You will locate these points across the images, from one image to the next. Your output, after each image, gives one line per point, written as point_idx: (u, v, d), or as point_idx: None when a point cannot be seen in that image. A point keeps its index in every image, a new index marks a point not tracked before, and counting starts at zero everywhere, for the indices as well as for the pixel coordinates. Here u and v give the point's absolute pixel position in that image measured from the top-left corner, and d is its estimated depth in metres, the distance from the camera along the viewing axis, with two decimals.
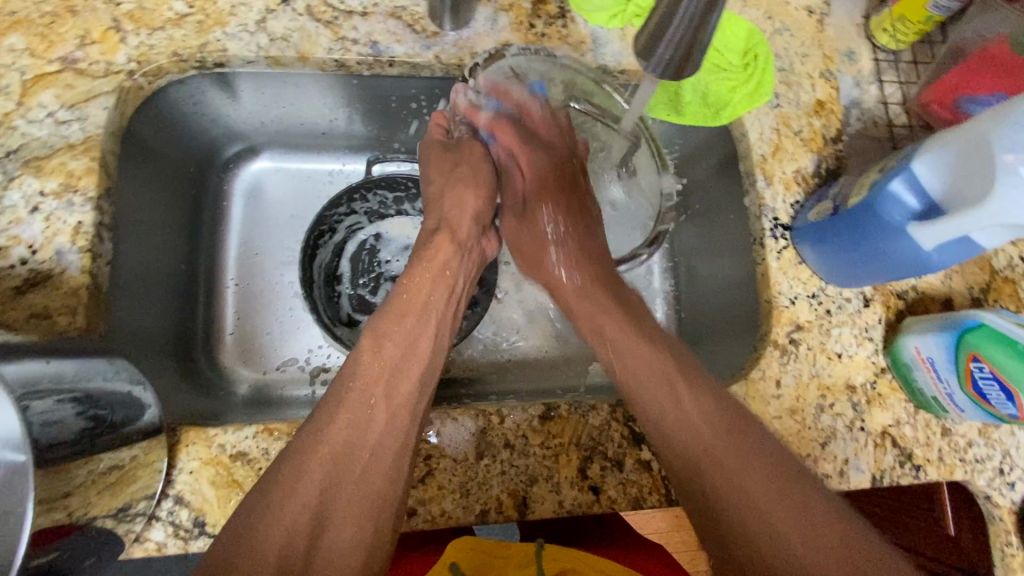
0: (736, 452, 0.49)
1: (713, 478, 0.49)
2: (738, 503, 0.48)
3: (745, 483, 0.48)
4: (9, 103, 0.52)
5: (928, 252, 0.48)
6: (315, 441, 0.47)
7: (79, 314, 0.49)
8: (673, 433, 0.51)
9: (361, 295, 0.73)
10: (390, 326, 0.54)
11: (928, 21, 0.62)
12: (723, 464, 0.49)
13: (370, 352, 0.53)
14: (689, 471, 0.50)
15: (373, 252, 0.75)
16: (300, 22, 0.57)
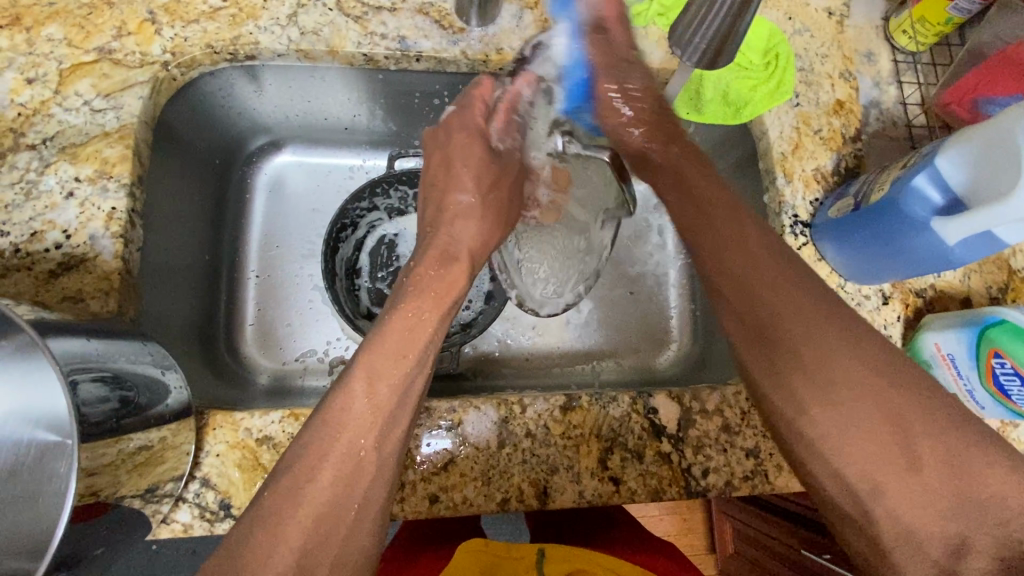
0: (813, 323, 0.46)
1: (792, 348, 0.46)
2: (835, 379, 0.44)
3: (846, 369, 0.44)
4: (47, 91, 0.53)
5: (952, 248, 0.48)
6: None
7: (111, 299, 0.50)
8: (755, 316, 0.48)
9: (379, 289, 0.74)
10: None
11: (947, 23, 0.62)
12: (808, 349, 0.45)
13: None
14: (764, 327, 0.47)
15: (391, 246, 0.76)
16: (330, 17, 0.59)
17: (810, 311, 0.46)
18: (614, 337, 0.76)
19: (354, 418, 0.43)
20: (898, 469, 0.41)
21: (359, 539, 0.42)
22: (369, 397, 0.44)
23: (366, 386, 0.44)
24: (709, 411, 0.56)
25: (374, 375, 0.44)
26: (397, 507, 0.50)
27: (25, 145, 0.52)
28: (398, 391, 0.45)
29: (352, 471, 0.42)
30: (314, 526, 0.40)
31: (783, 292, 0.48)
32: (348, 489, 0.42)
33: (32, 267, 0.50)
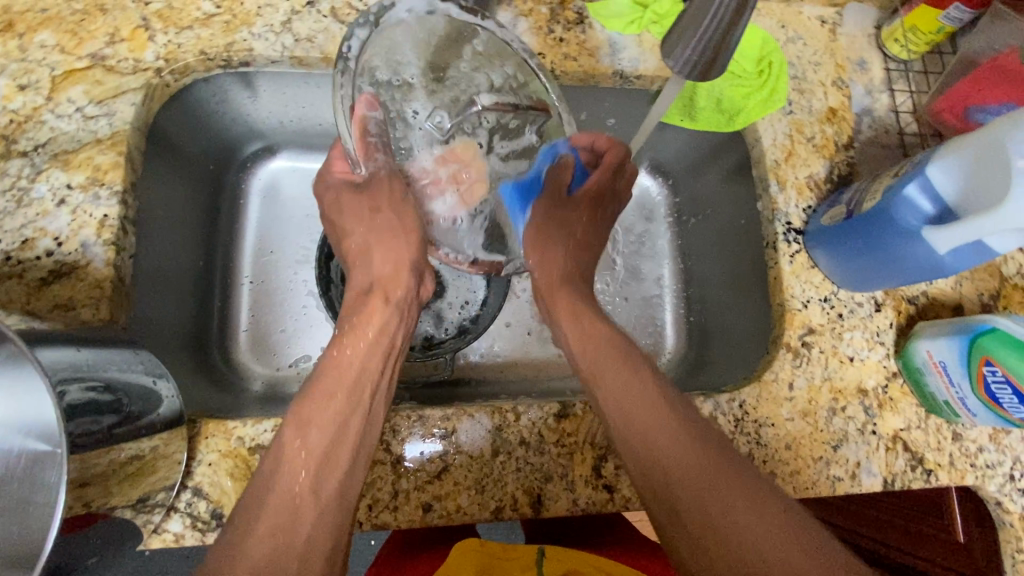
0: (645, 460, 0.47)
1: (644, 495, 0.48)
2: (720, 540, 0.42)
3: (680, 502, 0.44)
4: (39, 98, 0.53)
5: (943, 256, 0.48)
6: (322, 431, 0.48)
7: (103, 306, 0.50)
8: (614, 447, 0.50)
9: None
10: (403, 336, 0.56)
11: (938, 32, 0.63)
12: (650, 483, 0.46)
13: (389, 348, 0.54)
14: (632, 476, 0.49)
15: None
16: (324, 23, 0.59)
17: (699, 465, 0.45)
18: None
19: (288, 459, 0.45)
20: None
21: (323, 550, 0.43)
22: (301, 439, 0.46)
23: (297, 430, 0.46)
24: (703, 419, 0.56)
25: (303, 420, 0.47)
26: (391, 516, 0.50)
27: (17, 151, 0.52)
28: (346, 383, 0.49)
29: (292, 514, 0.43)
30: (276, 545, 0.41)
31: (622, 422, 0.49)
32: (292, 531, 0.42)
33: (23, 274, 0.49)
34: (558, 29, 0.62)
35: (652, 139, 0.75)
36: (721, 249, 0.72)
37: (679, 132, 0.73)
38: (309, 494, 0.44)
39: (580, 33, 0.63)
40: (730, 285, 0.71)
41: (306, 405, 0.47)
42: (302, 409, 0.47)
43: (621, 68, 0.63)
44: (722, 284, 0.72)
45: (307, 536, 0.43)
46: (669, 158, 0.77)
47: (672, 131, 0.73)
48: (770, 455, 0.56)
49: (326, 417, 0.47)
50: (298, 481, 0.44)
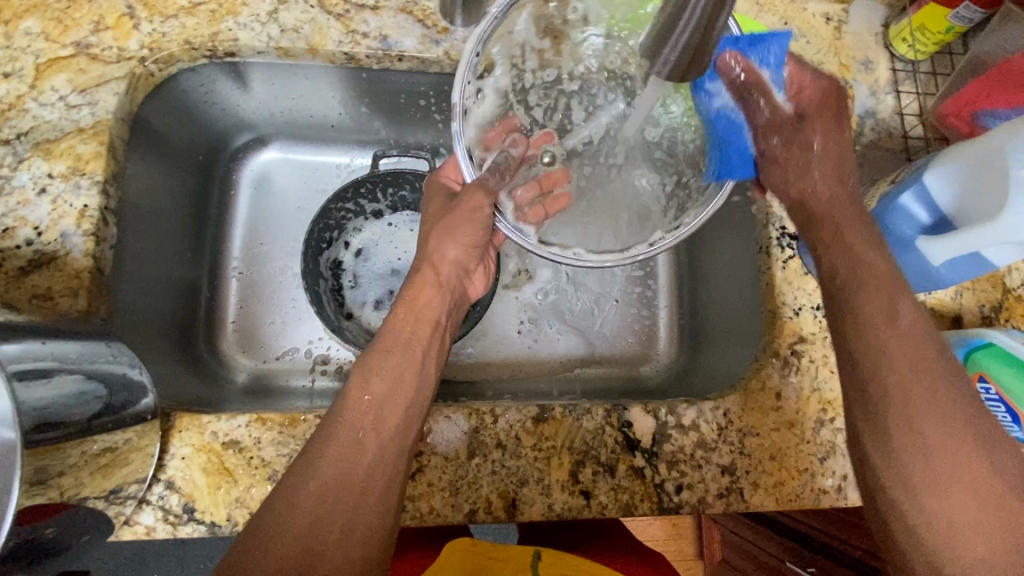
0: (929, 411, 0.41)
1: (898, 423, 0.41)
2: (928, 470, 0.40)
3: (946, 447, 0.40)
4: (22, 86, 0.53)
5: (938, 268, 0.47)
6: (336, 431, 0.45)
7: (81, 297, 0.50)
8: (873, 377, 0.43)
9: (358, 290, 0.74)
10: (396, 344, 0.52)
11: (947, 32, 0.60)
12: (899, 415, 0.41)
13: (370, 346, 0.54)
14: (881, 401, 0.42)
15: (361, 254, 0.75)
16: (311, 14, 0.58)
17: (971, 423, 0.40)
18: (599, 345, 0.75)
19: (349, 415, 0.46)
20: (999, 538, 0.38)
21: (383, 476, 0.45)
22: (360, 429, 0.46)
23: (361, 381, 0.48)
24: (686, 427, 0.55)
25: (368, 369, 0.49)
26: None
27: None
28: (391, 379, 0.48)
29: (354, 449, 0.45)
30: (338, 477, 0.43)
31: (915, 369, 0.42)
32: (354, 459, 0.44)
33: (2, 263, 0.49)
34: None
35: None
36: (714, 253, 0.71)
37: None
38: (371, 429, 0.46)
39: None
40: (722, 289, 0.69)
41: (394, 336, 0.51)
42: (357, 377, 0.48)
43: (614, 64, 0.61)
44: (715, 289, 0.71)
45: (368, 466, 0.44)
46: None
47: None
48: (753, 465, 0.55)
49: (390, 368, 0.49)
50: (360, 430, 0.45)
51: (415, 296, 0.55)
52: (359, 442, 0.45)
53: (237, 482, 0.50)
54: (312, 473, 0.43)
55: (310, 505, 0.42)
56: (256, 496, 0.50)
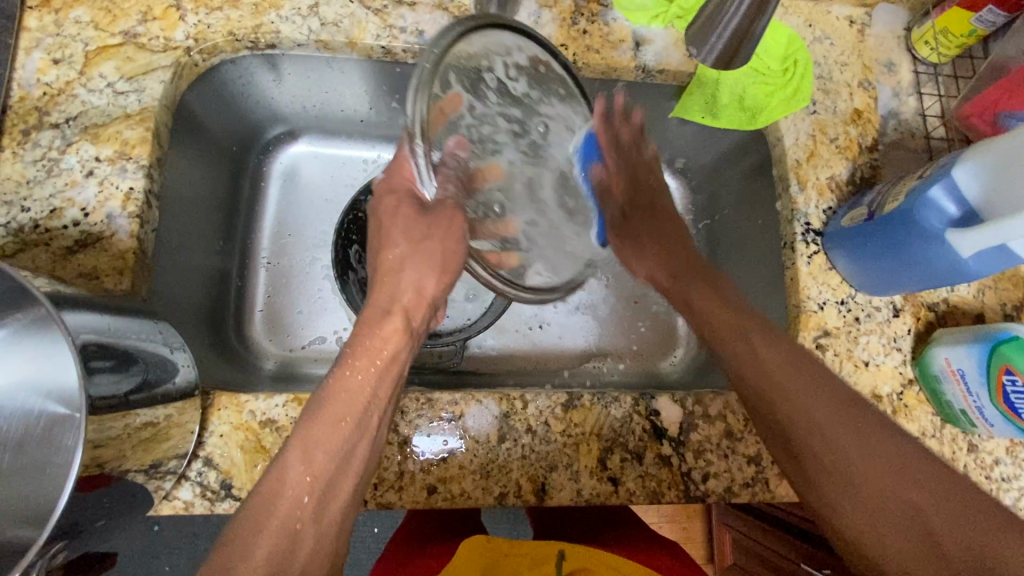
0: (827, 408, 0.47)
1: (783, 409, 0.48)
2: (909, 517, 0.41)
3: (867, 466, 0.43)
4: (72, 72, 0.54)
5: (965, 260, 0.47)
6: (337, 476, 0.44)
7: (125, 277, 0.51)
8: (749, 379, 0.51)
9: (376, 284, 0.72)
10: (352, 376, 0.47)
11: (970, 35, 0.61)
12: (829, 467, 0.45)
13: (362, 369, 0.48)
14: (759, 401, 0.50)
15: None
16: (350, 9, 0.59)
17: (864, 439, 0.44)
18: (620, 342, 0.76)
19: (291, 481, 0.41)
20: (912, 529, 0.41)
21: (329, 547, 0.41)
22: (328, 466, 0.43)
23: (302, 454, 0.42)
24: (712, 417, 0.56)
25: (309, 441, 0.42)
26: (395, 496, 0.51)
27: (49, 123, 0.53)
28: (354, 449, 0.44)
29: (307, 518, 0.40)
30: (270, 571, 0.38)
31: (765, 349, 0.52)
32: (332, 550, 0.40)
33: (50, 243, 0.51)
34: (582, 21, 0.62)
35: (673, 135, 0.74)
36: (737, 251, 0.72)
37: (700, 130, 0.72)
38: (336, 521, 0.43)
39: (603, 26, 0.63)
40: (745, 287, 0.70)
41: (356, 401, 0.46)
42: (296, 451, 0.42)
43: (643, 61, 0.63)
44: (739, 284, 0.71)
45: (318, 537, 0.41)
46: (687, 156, 0.77)
47: (692, 128, 0.73)
48: None
49: (336, 443, 0.43)
50: (302, 500, 0.41)
51: (366, 345, 0.49)
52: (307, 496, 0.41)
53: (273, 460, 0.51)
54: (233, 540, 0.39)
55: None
56: None
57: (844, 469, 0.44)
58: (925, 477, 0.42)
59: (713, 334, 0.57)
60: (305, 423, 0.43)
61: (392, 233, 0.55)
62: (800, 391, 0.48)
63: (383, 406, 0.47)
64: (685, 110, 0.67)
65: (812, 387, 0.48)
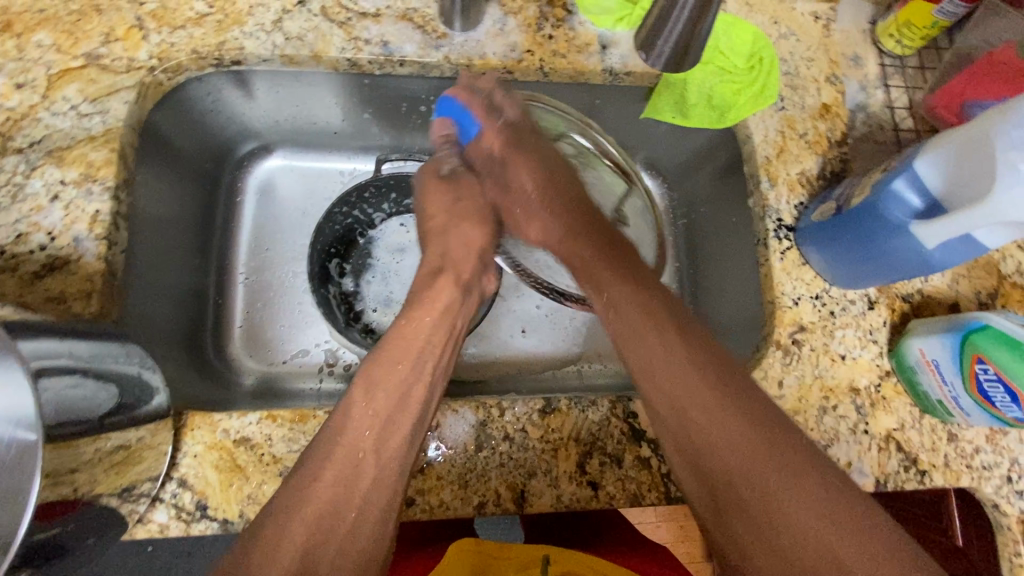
0: (773, 459, 0.44)
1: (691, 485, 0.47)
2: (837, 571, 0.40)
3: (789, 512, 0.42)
4: (35, 96, 0.54)
5: (931, 251, 0.48)
6: (304, 495, 0.44)
7: (93, 300, 0.51)
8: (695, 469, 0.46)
9: (345, 288, 0.73)
10: (385, 361, 0.52)
11: (933, 27, 0.62)
12: (743, 512, 0.43)
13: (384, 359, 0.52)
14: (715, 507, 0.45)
15: (362, 252, 0.75)
16: (314, 22, 0.59)
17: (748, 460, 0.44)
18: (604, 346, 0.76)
19: (355, 417, 0.49)
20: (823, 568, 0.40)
21: None
22: (368, 401, 0.50)
23: (364, 392, 0.50)
24: None
25: (369, 383, 0.50)
26: None
27: (13, 148, 0.53)
28: (394, 394, 0.50)
29: (353, 468, 0.46)
30: (337, 491, 0.45)
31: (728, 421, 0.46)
32: None
33: (16, 268, 0.51)
34: (547, 27, 0.62)
35: (647, 137, 0.75)
36: (716, 249, 0.72)
37: (673, 129, 0.72)
38: (371, 451, 0.47)
39: (568, 30, 0.63)
40: (724, 286, 0.70)
41: (400, 347, 0.53)
42: (358, 390, 0.50)
43: (610, 65, 0.63)
44: (718, 282, 0.72)
45: None
46: (662, 157, 0.78)
47: (664, 128, 0.73)
48: None
49: (394, 381, 0.51)
50: (364, 438, 0.48)
51: (422, 298, 0.58)
52: (360, 459, 0.47)
53: (249, 479, 0.51)
54: (334, 454, 0.47)
55: (327, 494, 0.45)
56: (268, 493, 0.51)
57: (750, 480, 0.44)
58: (825, 509, 0.42)
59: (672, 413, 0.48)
60: (369, 366, 0.52)
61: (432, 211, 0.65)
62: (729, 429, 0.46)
63: (437, 355, 0.55)
64: (656, 111, 0.67)
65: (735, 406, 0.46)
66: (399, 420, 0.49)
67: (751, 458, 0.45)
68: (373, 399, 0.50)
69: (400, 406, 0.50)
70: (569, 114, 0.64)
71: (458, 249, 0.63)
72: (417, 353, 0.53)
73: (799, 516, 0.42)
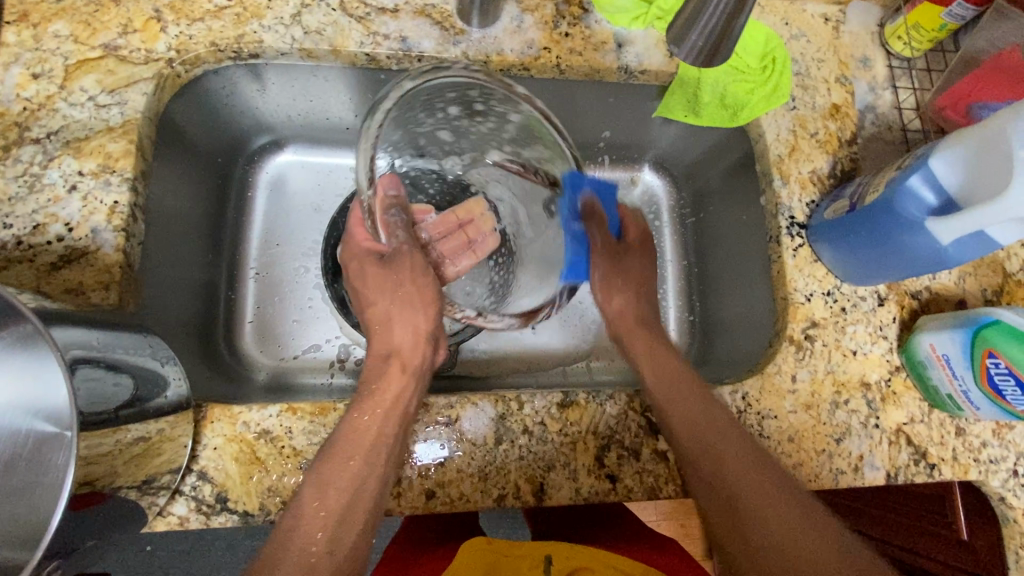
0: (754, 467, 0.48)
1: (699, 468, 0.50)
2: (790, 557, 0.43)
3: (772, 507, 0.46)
4: (52, 87, 0.54)
5: (945, 247, 0.49)
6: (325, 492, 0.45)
7: (113, 291, 0.50)
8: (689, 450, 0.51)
9: None
10: (331, 470, 0.46)
11: (941, 29, 0.63)
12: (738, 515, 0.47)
13: (337, 455, 0.47)
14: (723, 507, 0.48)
15: None
16: (333, 17, 0.59)
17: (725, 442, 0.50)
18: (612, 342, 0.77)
19: (305, 518, 0.44)
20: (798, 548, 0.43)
21: None
22: (320, 499, 0.45)
23: (315, 492, 0.45)
24: None
25: (321, 481, 0.46)
26: (395, 502, 0.50)
27: (30, 138, 0.52)
28: (345, 494, 0.46)
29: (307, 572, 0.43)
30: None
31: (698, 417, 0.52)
32: None
33: (33, 259, 0.50)
34: (563, 25, 0.63)
35: (658, 135, 0.76)
36: (726, 246, 0.73)
37: (685, 127, 0.73)
38: (324, 552, 0.44)
39: (584, 28, 0.63)
40: (734, 282, 0.71)
41: (354, 441, 0.47)
42: (311, 486, 0.45)
43: (626, 63, 0.64)
44: (727, 279, 0.73)
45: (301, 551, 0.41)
46: (672, 156, 0.79)
47: (675, 127, 0.74)
48: (772, 447, 0.56)
49: (347, 477, 0.46)
50: (315, 541, 0.44)
51: (373, 386, 0.52)
52: (314, 564, 0.43)
53: (269, 471, 0.51)
54: (284, 563, 0.43)
55: None
56: (288, 485, 0.51)
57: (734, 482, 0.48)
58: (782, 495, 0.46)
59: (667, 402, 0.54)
60: (319, 463, 0.46)
61: (370, 292, 0.57)
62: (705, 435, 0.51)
63: (393, 440, 0.49)
64: (668, 110, 0.68)
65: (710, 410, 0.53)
66: (347, 499, 0.46)
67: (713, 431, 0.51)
68: (324, 499, 0.45)
69: (352, 506, 0.46)
70: (508, 92, 0.56)
71: (406, 338, 0.56)
72: (370, 449, 0.47)
73: (768, 529, 0.45)
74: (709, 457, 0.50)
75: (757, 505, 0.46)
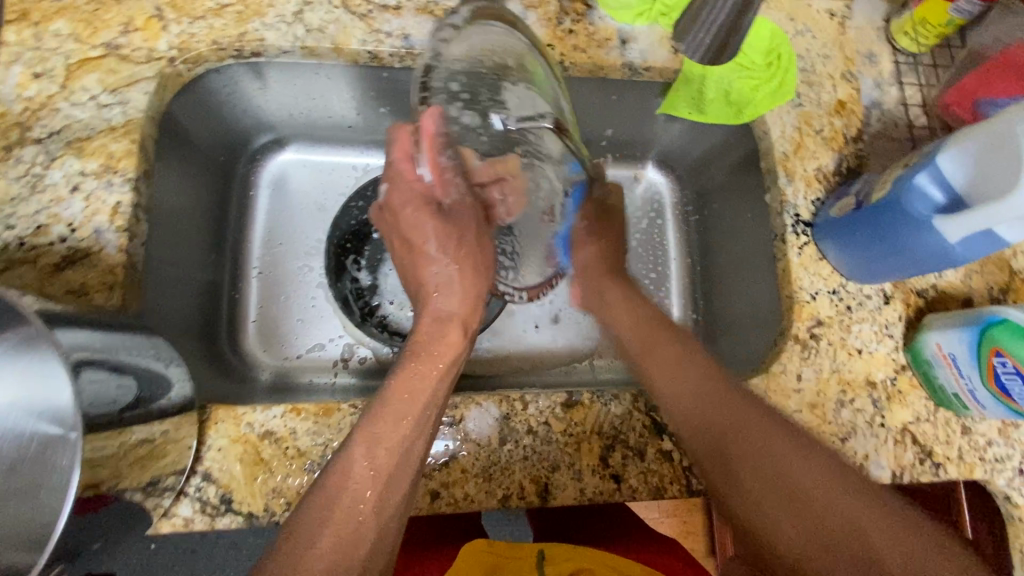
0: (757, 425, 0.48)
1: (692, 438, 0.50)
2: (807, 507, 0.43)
3: (758, 458, 0.46)
4: (54, 86, 0.53)
5: (952, 245, 0.48)
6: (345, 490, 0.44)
7: (116, 292, 0.50)
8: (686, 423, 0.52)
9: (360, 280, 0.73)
10: (380, 429, 0.46)
11: (947, 25, 0.62)
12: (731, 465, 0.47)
13: (386, 421, 0.47)
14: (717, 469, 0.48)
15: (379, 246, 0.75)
16: (336, 14, 0.59)
17: (713, 402, 0.51)
18: None
19: (356, 477, 0.43)
20: (797, 520, 0.42)
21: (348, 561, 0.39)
22: (370, 459, 0.44)
23: (366, 450, 0.44)
24: None
25: (373, 439, 0.45)
26: None
27: (31, 139, 0.52)
28: (397, 451, 0.45)
29: (353, 533, 0.41)
30: (336, 561, 0.40)
31: (686, 381, 0.53)
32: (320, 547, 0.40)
33: (37, 260, 0.50)
34: (567, 21, 0.63)
35: (663, 132, 0.76)
36: (730, 245, 0.73)
37: (689, 124, 0.73)
38: (372, 514, 0.43)
39: (588, 24, 0.63)
40: (738, 281, 0.71)
41: (403, 398, 0.48)
42: (360, 445, 0.45)
43: (630, 60, 0.63)
44: (731, 277, 0.72)
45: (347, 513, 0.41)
46: (676, 153, 0.78)
47: (680, 123, 0.73)
48: None
49: (398, 436, 0.46)
50: (364, 498, 0.43)
51: (429, 350, 0.53)
52: (360, 524, 0.42)
53: (274, 472, 0.51)
54: (332, 514, 0.41)
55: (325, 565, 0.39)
56: (293, 486, 0.51)
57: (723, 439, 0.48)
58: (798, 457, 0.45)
59: (654, 376, 0.56)
60: (370, 422, 0.46)
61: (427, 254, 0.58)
62: (685, 391, 0.53)
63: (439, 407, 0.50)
64: (673, 109, 0.68)
65: (702, 384, 0.53)
66: (396, 456, 0.45)
67: (701, 395, 0.52)
68: (374, 459, 0.44)
69: (401, 470, 0.45)
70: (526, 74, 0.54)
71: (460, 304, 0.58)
72: (422, 405, 0.48)
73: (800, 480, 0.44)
74: (700, 433, 0.50)
75: (750, 462, 0.46)
